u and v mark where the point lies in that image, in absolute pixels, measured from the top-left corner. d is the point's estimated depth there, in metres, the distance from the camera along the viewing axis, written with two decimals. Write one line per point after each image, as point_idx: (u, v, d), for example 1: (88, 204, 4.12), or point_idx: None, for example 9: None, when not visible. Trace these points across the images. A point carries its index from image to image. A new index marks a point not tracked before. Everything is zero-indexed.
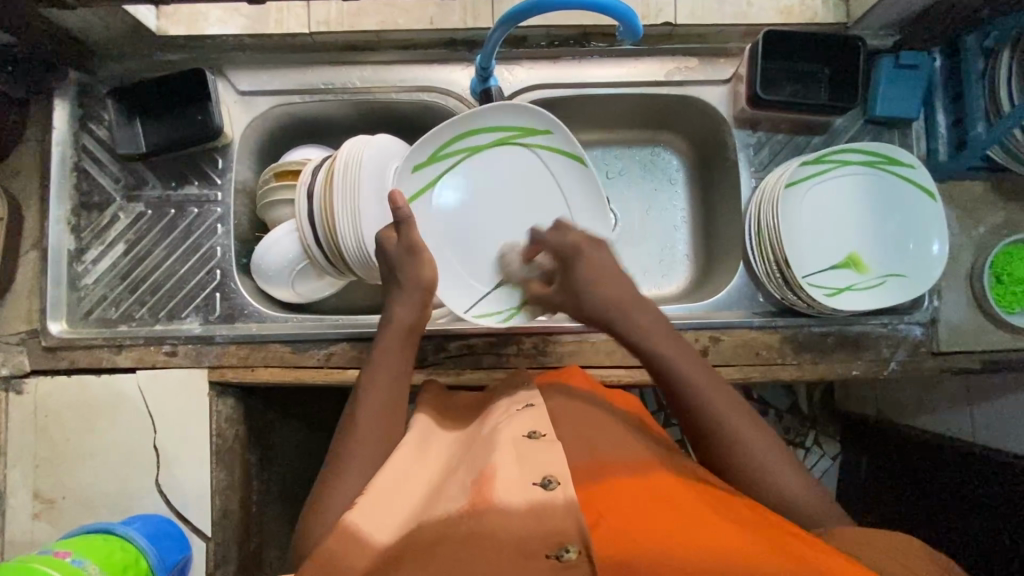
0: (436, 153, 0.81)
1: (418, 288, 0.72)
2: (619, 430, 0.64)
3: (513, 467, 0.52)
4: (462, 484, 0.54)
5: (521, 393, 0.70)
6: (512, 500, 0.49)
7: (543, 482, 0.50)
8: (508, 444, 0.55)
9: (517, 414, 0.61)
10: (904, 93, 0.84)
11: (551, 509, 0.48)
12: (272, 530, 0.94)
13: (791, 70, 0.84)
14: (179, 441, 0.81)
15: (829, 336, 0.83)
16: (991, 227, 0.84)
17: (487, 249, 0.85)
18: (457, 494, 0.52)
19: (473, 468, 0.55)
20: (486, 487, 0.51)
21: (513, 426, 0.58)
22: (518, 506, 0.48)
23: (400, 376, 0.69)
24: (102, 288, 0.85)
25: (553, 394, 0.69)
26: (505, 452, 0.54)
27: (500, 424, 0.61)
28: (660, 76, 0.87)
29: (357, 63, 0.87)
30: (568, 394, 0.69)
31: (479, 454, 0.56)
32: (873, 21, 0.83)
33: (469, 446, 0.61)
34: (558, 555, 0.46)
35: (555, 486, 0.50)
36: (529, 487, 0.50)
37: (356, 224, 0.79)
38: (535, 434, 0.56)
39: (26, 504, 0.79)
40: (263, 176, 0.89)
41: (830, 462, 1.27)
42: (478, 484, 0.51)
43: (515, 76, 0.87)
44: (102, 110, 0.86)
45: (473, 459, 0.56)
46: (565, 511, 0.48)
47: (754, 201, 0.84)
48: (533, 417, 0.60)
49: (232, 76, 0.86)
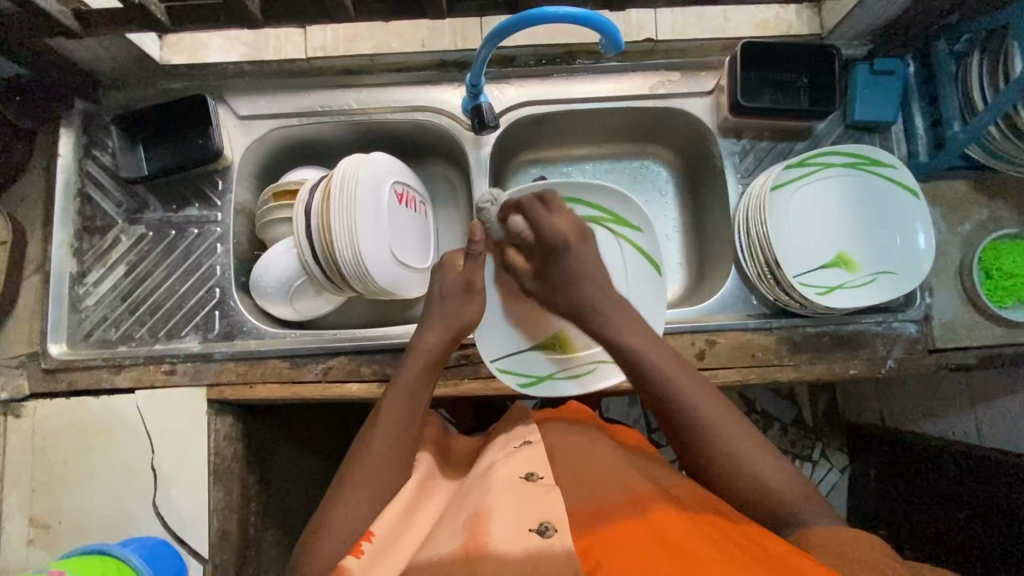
0: (529, 202, 0.84)
1: (455, 324, 0.73)
2: (615, 458, 0.64)
3: (508, 510, 0.53)
4: (458, 526, 0.54)
5: (519, 426, 0.71)
6: (510, 549, 0.50)
7: (540, 529, 0.51)
8: (507, 487, 0.57)
9: (516, 453, 0.63)
10: (881, 97, 0.87)
11: (547, 558, 0.49)
12: (271, 555, 0.91)
13: (769, 80, 0.87)
14: (176, 461, 0.80)
15: (824, 336, 0.84)
16: (976, 224, 0.86)
17: (541, 312, 0.86)
18: (452, 537, 0.53)
19: (469, 511, 0.56)
20: (482, 532, 0.51)
21: (510, 466, 0.60)
22: (516, 554, 0.49)
23: (418, 412, 0.68)
24: (103, 309, 0.86)
25: (559, 430, 0.69)
26: (505, 495, 0.56)
27: (499, 459, 0.63)
28: (644, 90, 0.90)
29: (353, 86, 0.91)
30: (569, 432, 0.69)
31: (477, 498, 0.57)
32: (846, 31, 0.87)
33: (473, 476, 0.63)
34: None
35: (552, 533, 0.51)
36: (526, 535, 0.51)
37: (353, 239, 0.80)
38: (534, 476, 0.58)
39: (21, 529, 0.78)
40: (263, 196, 0.91)
41: (839, 475, 1.25)
42: (475, 527, 0.52)
43: (505, 94, 0.90)
44: (106, 137, 0.89)
45: (473, 499, 0.57)
46: (564, 560, 0.49)
47: (743, 206, 0.86)
48: (531, 457, 0.62)
49: (232, 102, 0.90)
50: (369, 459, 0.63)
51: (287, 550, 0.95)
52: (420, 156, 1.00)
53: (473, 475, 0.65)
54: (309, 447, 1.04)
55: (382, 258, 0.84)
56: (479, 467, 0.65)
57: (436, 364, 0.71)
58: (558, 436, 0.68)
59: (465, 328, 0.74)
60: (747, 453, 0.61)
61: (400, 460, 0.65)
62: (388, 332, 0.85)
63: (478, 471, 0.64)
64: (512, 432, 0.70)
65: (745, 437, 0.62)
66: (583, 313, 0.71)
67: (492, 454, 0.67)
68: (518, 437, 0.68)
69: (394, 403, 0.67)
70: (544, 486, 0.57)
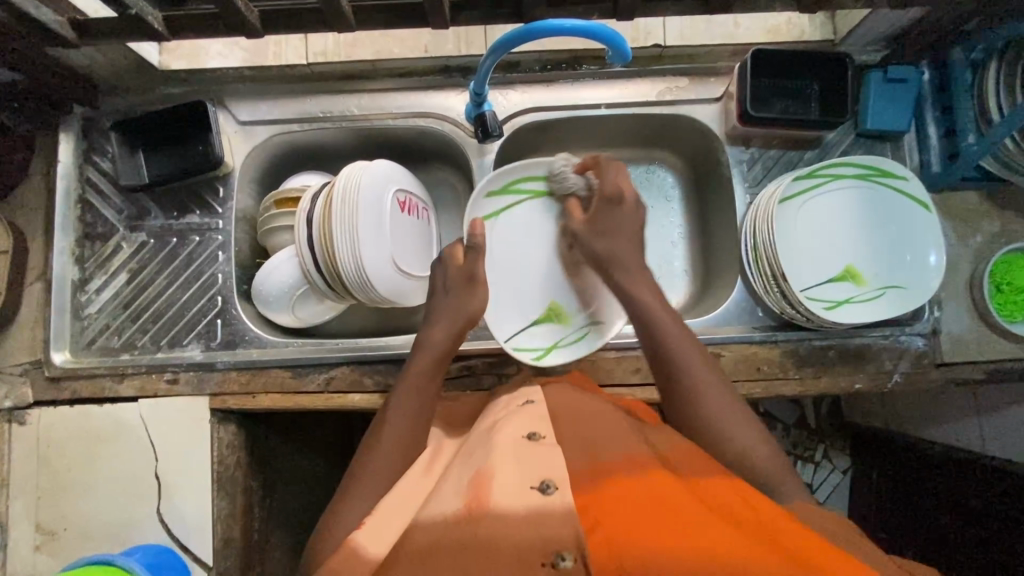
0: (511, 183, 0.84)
1: (462, 315, 0.73)
2: (615, 419, 0.62)
3: (511, 471, 0.51)
4: (461, 485, 0.53)
5: (523, 387, 0.71)
6: (511, 505, 0.48)
7: (541, 486, 0.49)
8: (508, 445, 0.55)
9: (516, 413, 0.61)
10: (894, 106, 0.85)
11: (547, 516, 0.47)
12: (275, 558, 0.92)
13: (780, 87, 0.85)
14: (180, 469, 0.80)
15: (830, 349, 0.83)
16: (987, 236, 0.84)
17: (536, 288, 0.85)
18: (453, 497, 0.51)
19: (472, 469, 0.54)
20: (484, 489, 0.50)
21: (510, 425, 0.58)
22: (516, 512, 0.48)
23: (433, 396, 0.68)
24: (105, 317, 0.86)
25: (558, 391, 0.67)
26: (506, 452, 0.54)
27: (499, 420, 0.61)
28: (651, 97, 0.89)
29: (355, 91, 0.89)
30: (569, 388, 0.68)
31: (479, 456, 0.55)
32: (860, 37, 0.85)
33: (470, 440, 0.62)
34: (553, 563, 0.45)
35: (553, 491, 0.49)
36: (527, 492, 0.49)
37: (356, 250, 0.80)
38: (536, 433, 0.56)
39: (28, 536, 0.79)
40: (264, 203, 0.90)
41: (841, 476, 1.23)
42: (476, 486, 0.50)
43: (510, 100, 0.89)
44: (106, 143, 0.88)
45: (475, 460, 0.55)
46: (563, 518, 0.47)
47: (749, 217, 0.84)
48: (532, 417, 0.60)
49: (232, 107, 0.88)
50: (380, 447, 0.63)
51: (291, 552, 0.95)
52: (422, 160, 0.99)
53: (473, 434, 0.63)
54: (312, 451, 1.04)
55: (385, 269, 0.83)
56: (479, 429, 0.63)
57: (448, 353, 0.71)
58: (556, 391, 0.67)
59: (473, 318, 0.73)
60: (706, 388, 0.62)
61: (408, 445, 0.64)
62: (390, 342, 0.85)
63: (478, 432, 0.63)
64: (517, 392, 0.70)
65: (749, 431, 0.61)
66: (606, 261, 0.71)
67: (494, 412, 0.66)
68: (522, 396, 0.67)
69: (405, 396, 0.67)
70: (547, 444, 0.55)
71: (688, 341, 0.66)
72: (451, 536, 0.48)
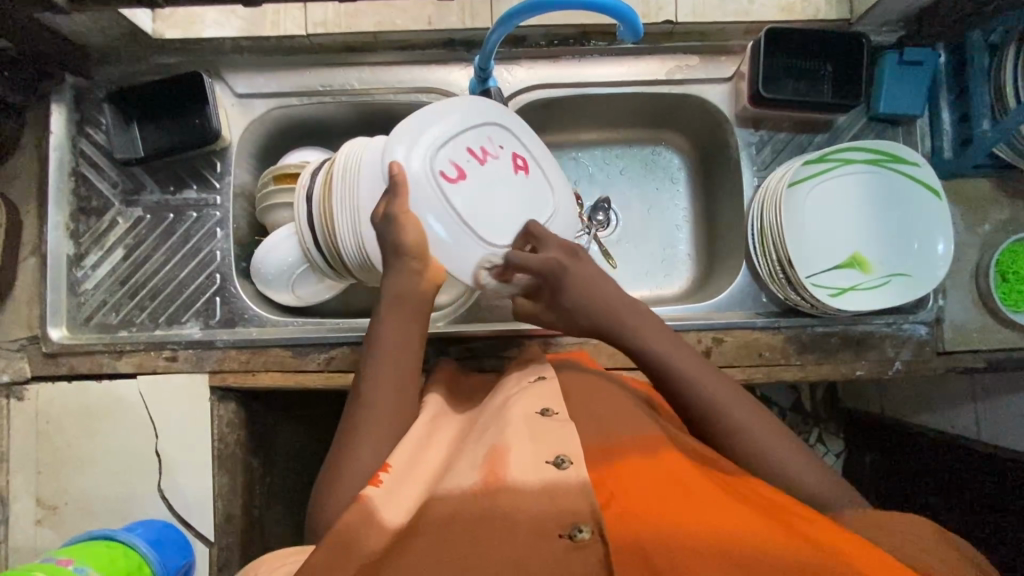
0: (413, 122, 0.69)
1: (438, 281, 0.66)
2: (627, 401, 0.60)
3: (525, 444, 0.50)
4: (475, 457, 0.51)
5: (533, 366, 0.67)
6: (526, 479, 0.47)
7: (556, 462, 0.48)
8: (521, 421, 0.53)
9: (527, 388, 0.59)
10: (908, 89, 0.83)
11: (563, 491, 0.47)
12: (274, 531, 0.93)
13: (792, 67, 0.83)
14: (179, 446, 0.80)
15: (833, 336, 0.83)
16: (996, 225, 0.83)
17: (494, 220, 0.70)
18: (466, 470, 0.50)
19: (486, 443, 0.52)
20: (500, 464, 0.49)
21: (523, 402, 0.56)
22: (532, 485, 0.47)
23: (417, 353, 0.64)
24: (102, 293, 0.85)
25: (569, 371, 0.65)
26: (519, 430, 0.52)
27: (510, 396, 0.59)
28: (660, 75, 0.87)
29: (354, 64, 0.87)
30: (580, 368, 0.67)
31: (492, 430, 0.54)
32: (876, 18, 0.82)
33: (480, 419, 0.60)
34: (570, 535, 0.44)
35: (568, 466, 0.48)
36: (542, 467, 0.48)
37: (356, 228, 0.75)
38: (548, 411, 0.54)
39: (28, 509, 0.79)
40: (262, 179, 0.88)
41: (835, 460, 1.20)
42: (490, 460, 0.49)
43: (515, 76, 0.86)
44: (99, 114, 0.86)
45: (488, 436, 0.53)
46: (578, 492, 0.46)
47: (757, 201, 0.83)
48: (543, 392, 0.58)
49: (229, 79, 0.86)
50: (377, 414, 0.59)
51: (288, 527, 0.96)
52: None
53: (485, 411, 0.61)
54: (310, 428, 1.04)
55: None
56: (491, 406, 0.61)
57: (422, 301, 0.66)
58: (569, 373, 0.65)
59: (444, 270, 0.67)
60: (748, 425, 0.59)
61: (398, 408, 0.60)
62: None
63: (490, 411, 0.60)
64: (528, 369, 0.67)
65: (776, 437, 0.59)
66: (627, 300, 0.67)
67: (506, 388, 0.63)
68: (532, 373, 0.64)
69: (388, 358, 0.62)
70: (559, 421, 0.53)
71: (702, 366, 0.63)
72: (467, 509, 0.47)
